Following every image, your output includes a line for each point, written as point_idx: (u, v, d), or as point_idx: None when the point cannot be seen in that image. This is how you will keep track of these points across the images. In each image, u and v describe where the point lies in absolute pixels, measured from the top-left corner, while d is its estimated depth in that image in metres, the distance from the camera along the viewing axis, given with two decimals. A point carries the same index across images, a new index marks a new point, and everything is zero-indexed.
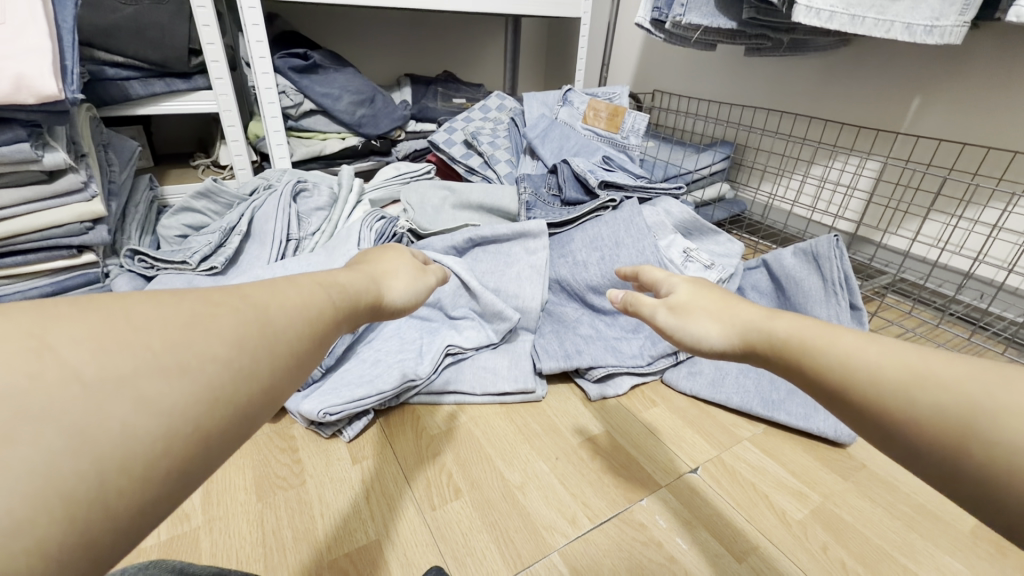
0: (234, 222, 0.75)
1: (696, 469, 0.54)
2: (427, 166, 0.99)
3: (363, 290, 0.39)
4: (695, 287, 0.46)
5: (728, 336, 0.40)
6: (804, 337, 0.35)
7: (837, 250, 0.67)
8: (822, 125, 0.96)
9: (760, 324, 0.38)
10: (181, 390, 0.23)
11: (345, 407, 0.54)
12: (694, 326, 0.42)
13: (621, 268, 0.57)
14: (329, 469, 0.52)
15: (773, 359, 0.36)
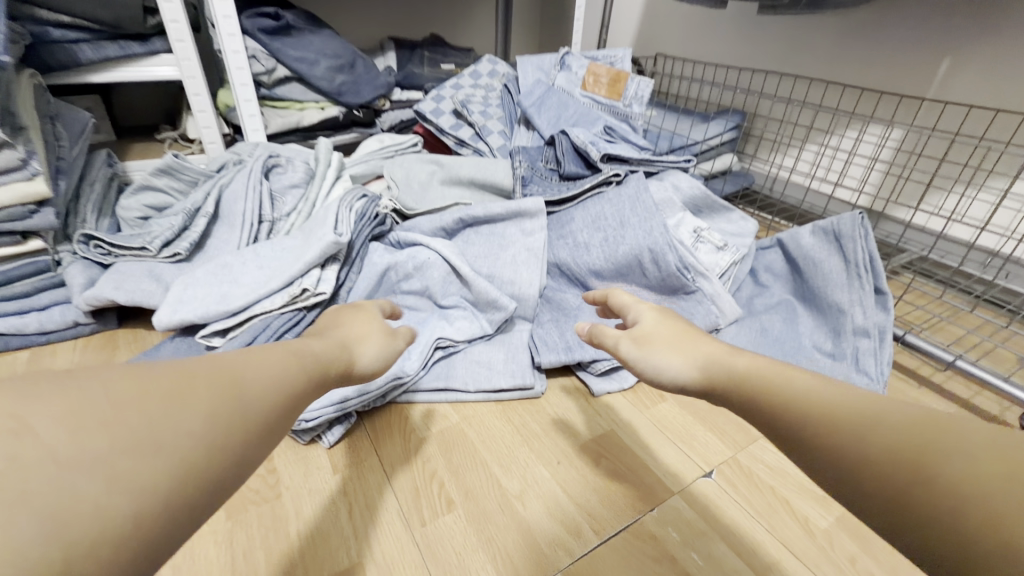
0: (199, 202, 0.68)
1: (710, 473, 0.50)
2: (413, 138, 0.91)
3: (333, 355, 0.35)
4: (660, 315, 0.43)
5: (691, 369, 0.37)
6: (764, 373, 0.33)
7: (861, 229, 0.61)
8: (839, 92, 0.89)
9: (724, 357, 0.36)
10: (156, 462, 0.21)
11: (325, 410, 0.49)
12: (656, 358, 0.39)
13: (591, 293, 0.51)
14: (307, 479, 0.47)
15: (732, 396, 0.34)
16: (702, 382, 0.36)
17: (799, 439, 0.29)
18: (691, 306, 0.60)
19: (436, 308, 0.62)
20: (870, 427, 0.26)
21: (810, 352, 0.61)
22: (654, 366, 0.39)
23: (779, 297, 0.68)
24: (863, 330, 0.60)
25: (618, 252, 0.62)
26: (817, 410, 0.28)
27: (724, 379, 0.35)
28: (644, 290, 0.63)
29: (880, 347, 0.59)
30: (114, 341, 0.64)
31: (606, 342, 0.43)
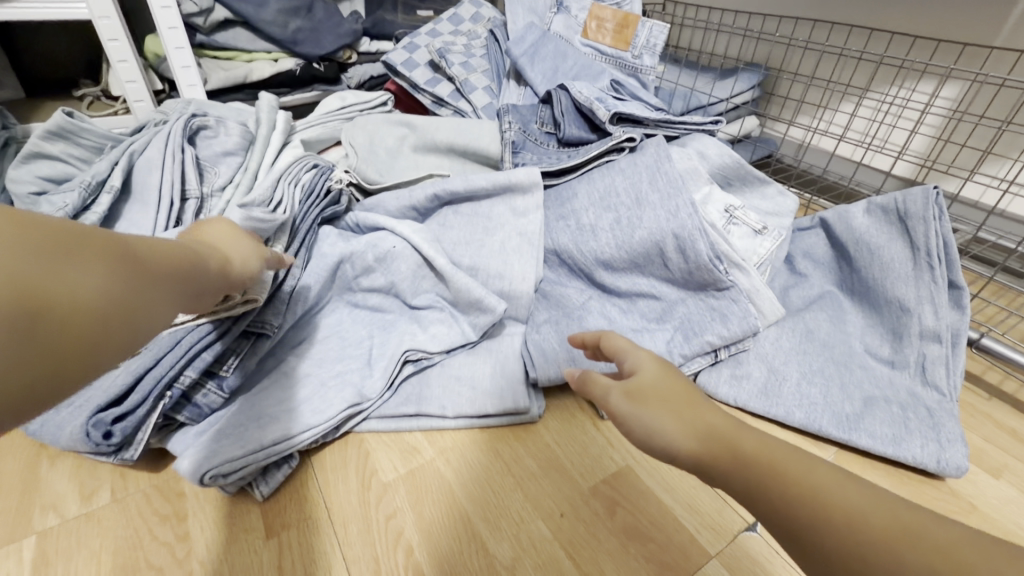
0: (104, 174, 0.53)
1: (754, 526, 0.39)
2: (382, 95, 0.76)
3: (214, 260, 0.32)
4: (662, 364, 0.31)
5: (687, 436, 0.27)
6: (776, 455, 0.25)
7: (935, 209, 0.49)
8: (884, 38, 0.73)
9: (726, 424, 0.27)
10: (50, 301, 0.20)
11: (257, 456, 0.37)
12: (650, 415, 0.28)
13: (577, 336, 0.36)
14: (231, 552, 0.36)
15: (734, 480, 0.26)
16: (697, 457, 0.27)
17: (818, 545, 0.22)
18: (724, 305, 0.49)
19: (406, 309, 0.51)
20: (919, 546, 0.20)
21: (864, 359, 0.50)
22: (645, 427, 0.29)
23: (820, 288, 0.56)
24: (934, 333, 0.48)
25: (633, 237, 0.50)
26: (849, 519, 0.22)
27: (725, 453, 0.26)
28: (664, 285, 0.51)
29: (952, 355, 0.48)
30: None
31: (597, 395, 0.31)
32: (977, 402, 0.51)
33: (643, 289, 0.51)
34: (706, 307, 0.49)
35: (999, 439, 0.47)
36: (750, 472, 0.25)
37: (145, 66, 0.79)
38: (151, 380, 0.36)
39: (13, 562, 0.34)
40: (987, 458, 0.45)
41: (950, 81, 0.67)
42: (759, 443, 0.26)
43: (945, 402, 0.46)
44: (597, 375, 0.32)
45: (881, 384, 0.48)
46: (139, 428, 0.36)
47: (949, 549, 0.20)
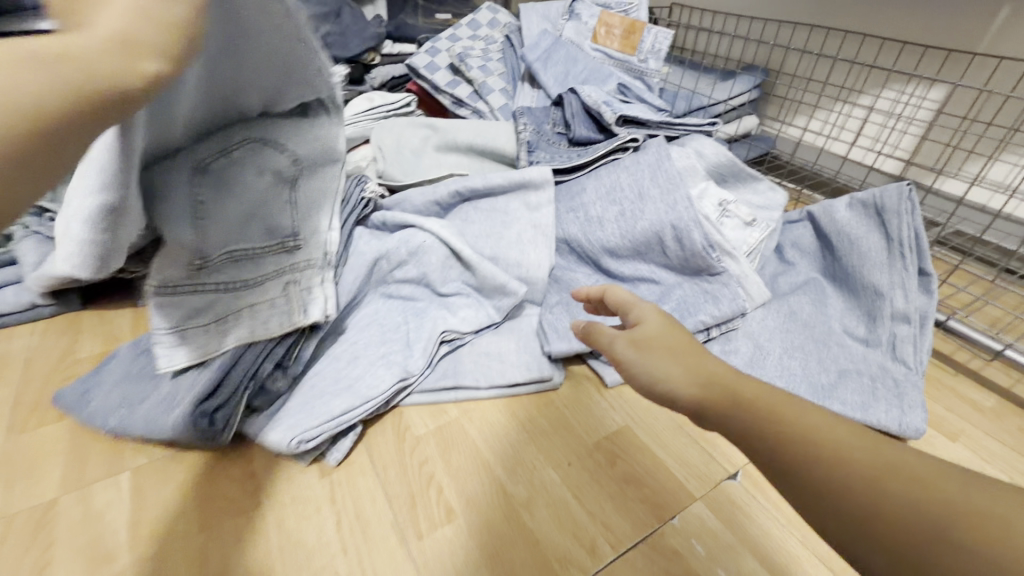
0: None
1: (736, 475, 0.45)
2: (407, 97, 0.83)
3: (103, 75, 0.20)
4: (666, 320, 0.36)
5: (691, 383, 0.31)
6: (769, 400, 0.29)
7: (907, 203, 0.55)
8: (876, 44, 0.78)
9: (724, 374, 0.31)
10: None
11: (325, 426, 0.43)
12: (655, 363, 0.33)
13: (580, 292, 0.43)
14: (293, 486, 0.43)
15: (736, 420, 0.29)
16: (698, 399, 0.31)
17: (810, 471, 0.26)
18: (716, 288, 0.55)
19: (433, 293, 0.56)
20: (901, 477, 0.24)
21: (841, 337, 0.56)
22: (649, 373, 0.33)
23: (806, 275, 0.62)
24: (903, 315, 0.54)
25: (636, 227, 0.56)
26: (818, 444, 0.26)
27: (723, 396, 0.30)
28: (663, 271, 0.57)
29: (920, 333, 0.53)
30: (77, 323, 0.58)
31: (606, 343, 0.36)
32: (943, 377, 0.57)
33: (644, 274, 0.57)
34: (700, 290, 0.55)
35: (959, 409, 0.53)
36: (749, 412, 0.29)
37: None
38: (238, 374, 0.43)
39: (114, 490, 0.41)
40: (947, 425, 0.51)
41: (936, 85, 0.72)
42: (752, 388, 0.30)
43: (911, 375, 0.52)
44: (606, 328, 0.36)
45: (855, 359, 0.54)
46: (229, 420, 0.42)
47: (929, 480, 0.24)
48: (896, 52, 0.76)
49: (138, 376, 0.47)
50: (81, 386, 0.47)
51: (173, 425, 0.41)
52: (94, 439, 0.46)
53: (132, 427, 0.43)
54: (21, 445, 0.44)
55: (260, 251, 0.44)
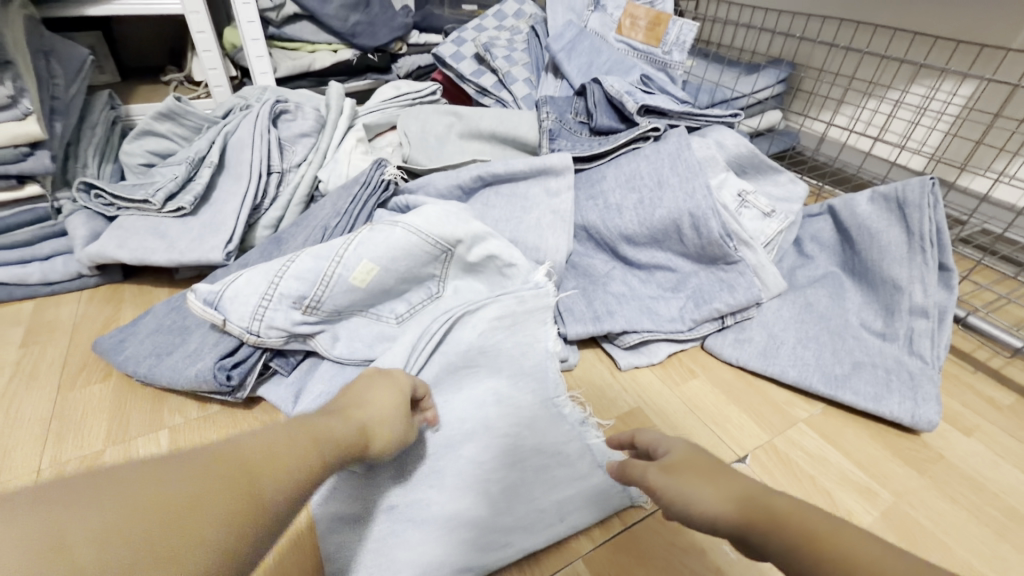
0: (204, 151, 0.65)
1: (744, 459, 0.46)
2: (432, 85, 0.84)
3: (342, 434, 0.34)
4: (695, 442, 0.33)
5: (726, 503, 0.28)
6: (805, 515, 0.25)
7: (930, 197, 0.54)
8: (906, 39, 0.77)
9: (759, 491, 0.28)
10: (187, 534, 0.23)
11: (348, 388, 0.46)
12: (686, 487, 0.29)
13: (612, 435, 0.39)
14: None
15: (776, 548, 0.25)
16: (735, 521, 0.27)
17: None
18: (732, 277, 0.56)
19: (460, 268, 0.53)
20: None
21: (858, 330, 0.56)
22: (682, 499, 0.29)
23: (824, 269, 0.62)
24: (922, 309, 0.53)
25: (654, 215, 0.57)
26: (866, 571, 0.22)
27: (761, 514, 0.26)
28: (679, 259, 0.58)
29: (938, 328, 0.53)
30: (119, 294, 0.62)
31: (636, 475, 0.33)
32: (961, 374, 0.57)
33: (660, 261, 0.58)
34: (716, 278, 0.56)
35: (976, 405, 0.53)
36: (786, 532, 0.25)
37: (223, 56, 0.90)
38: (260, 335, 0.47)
39: (154, 446, 0.45)
40: (963, 420, 0.51)
41: (966, 81, 0.71)
42: (793, 504, 0.26)
43: (927, 369, 0.51)
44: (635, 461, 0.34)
45: (870, 352, 0.53)
46: (247, 375, 0.47)
47: None
48: (927, 47, 0.74)
49: (169, 328, 0.51)
50: (124, 347, 0.50)
51: (194, 377, 0.45)
52: (137, 399, 0.49)
53: (159, 376, 0.47)
54: (71, 403, 0.48)
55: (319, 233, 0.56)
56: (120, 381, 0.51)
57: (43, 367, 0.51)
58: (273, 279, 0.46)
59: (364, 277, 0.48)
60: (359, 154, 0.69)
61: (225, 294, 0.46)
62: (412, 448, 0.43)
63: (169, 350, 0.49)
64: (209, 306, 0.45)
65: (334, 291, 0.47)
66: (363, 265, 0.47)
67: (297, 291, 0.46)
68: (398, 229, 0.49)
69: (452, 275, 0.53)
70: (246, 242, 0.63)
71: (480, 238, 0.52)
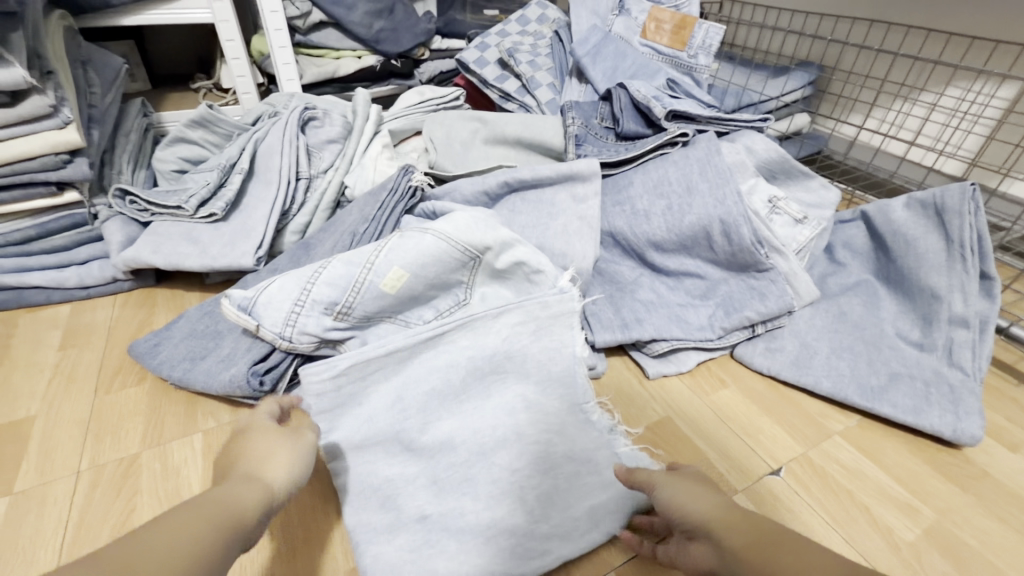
0: (234, 158, 0.66)
1: (779, 471, 0.45)
2: (457, 90, 0.85)
3: (247, 487, 0.30)
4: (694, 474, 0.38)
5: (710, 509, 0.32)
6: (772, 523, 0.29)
7: (971, 204, 0.53)
8: (941, 40, 0.75)
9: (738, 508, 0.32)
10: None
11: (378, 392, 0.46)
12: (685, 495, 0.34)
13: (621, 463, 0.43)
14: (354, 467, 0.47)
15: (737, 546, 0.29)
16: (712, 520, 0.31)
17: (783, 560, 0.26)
18: (763, 285, 0.55)
19: (488, 274, 0.53)
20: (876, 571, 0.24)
21: (894, 340, 0.54)
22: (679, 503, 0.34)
23: (857, 277, 0.60)
24: (963, 319, 0.52)
25: (683, 222, 0.56)
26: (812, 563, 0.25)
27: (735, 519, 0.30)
28: (708, 266, 0.57)
29: (979, 339, 0.51)
30: (152, 298, 0.63)
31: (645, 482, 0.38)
32: (1003, 386, 0.55)
33: (690, 269, 0.57)
34: (747, 286, 0.55)
35: (1021, 419, 0.51)
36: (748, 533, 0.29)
37: (251, 63, 0.91)
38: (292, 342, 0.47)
39: (189, 450, 0.45)
40: (1007, 435, 0.49)
41: (1006, 82, 0.69)
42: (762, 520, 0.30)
43: (969, 381, 0.49)
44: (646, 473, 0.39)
45: (908, 363, 0.52)
46: (279, 380, 0.48)
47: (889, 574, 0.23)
48: (964, 48, 0.72)
49: (203, 332, 0.52)
50: (158, 351, 0.51)
51: (228, 381, 0.46)
52: (170, 403, 0.50)
53: (193, 381, 0.48)
54: (107, 406, 0.49)
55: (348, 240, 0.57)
56: (155, 384, 0.52)
57: (81, 370, 0.53)
58: (306, 285, 0.47)
59: (394, 283, 0.48)
60: (385, 160, 0.69)
61: (260, 297, 0.47)
62: (443, 456, 0.43)
63: (203, 355, 0.50)
64: (245, 306, 0.46)
65: (365, 297, 0.47)
66: (393, 271, 0.48)
67: (328, 296, 0.47)
68: (427, 236, 0.49)
69: (479, 282, 0.53)
70: (275, 247, 0.64)
71: (507, 245, 0.52)
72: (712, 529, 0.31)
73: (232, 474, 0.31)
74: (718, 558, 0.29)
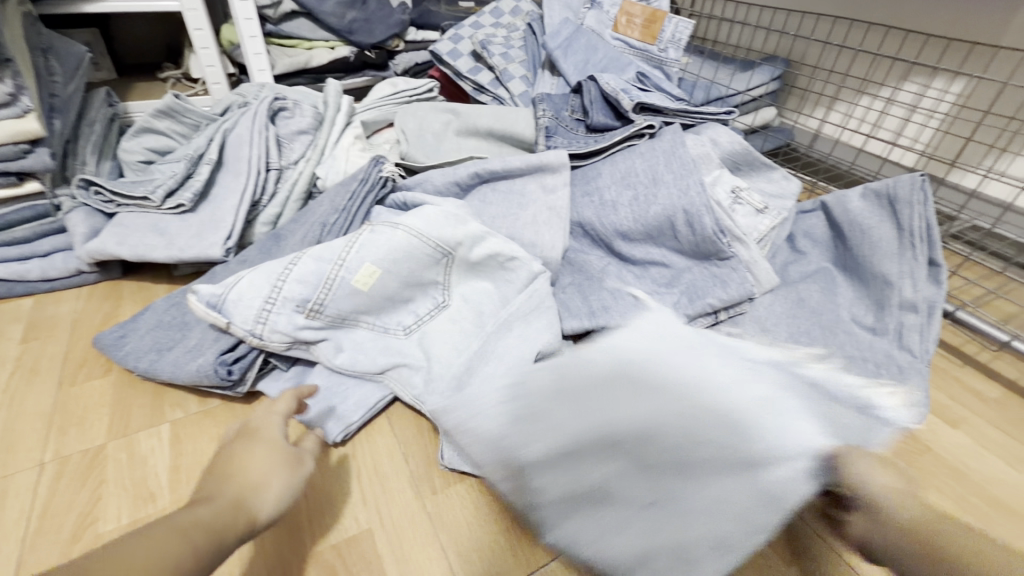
0: (203, 148, 0.65)
1: None
2: (430, 82, 0.85)
3: (228, 518, 0.29)
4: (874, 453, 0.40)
5: (906, 500, 0.35)
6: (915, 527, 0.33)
7: (920, 194, 0.56)
8: (899, 37, 0.77)
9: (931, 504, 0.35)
10: None
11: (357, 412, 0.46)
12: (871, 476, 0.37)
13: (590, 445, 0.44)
14: (375, 439, 0.47)
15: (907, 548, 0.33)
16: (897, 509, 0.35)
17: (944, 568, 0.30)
18: (725, 273, 0.56)
19: (465, 273, 0.53)
20: None
21: (849, 325, 0.56)
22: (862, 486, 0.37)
23: (817, 265, 0.62)
24: (912, 304, 0.54)
25: (649, 212, 0.58)
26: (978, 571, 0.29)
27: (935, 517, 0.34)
28: (674, 255, 0.59)
29: (928, 323, 0.54)
30: (118, 290, 0.62)
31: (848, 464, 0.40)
32: (950, 367, 0.58)
33: (656, 258, 0.59)
34: (710, 274, 0.57)
35: (963, 398, 0.54)
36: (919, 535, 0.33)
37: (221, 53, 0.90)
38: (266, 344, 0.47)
39: (157, 440, 0.45)
40: (949, 413, 0.52)
41: (957, 79, 0.71)
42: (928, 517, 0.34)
43: (917, 362, 0.52)
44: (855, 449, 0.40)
45: (861, 346, 0.54)
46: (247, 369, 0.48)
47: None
48: (919, 45, 0.75)
49: (171, 322, 0.52)
50: (124, 342, 0.51)
51: (195, 371, 0.46)
52: (137, 394, 0.50)
53: (160, 371, 0.48)
54: (73, 398, 0.49)
55: (319, 234, 0.57)
56: (121, 376, 0.51)
57: (44, 363, 0.52)
58: (277, 283, 0.48)
59: (366, 280, 0.49)
60: (356, 151, 0.69)
61: (236, 283, 0.47)
62: None
63: (169, 346, 0.50)
64: (228, 288, 0.47)
65: (336, 294, 0.48)
66: (365, 268, 0.49)
67: (300, 294, 0.47)
68: (398, 231, 0.50)
69: (456, 282, 0.53)
70: (244, 238, 0.64)
71: (478, 237, 0.52)
72: (880, 509, 0.35)
73: (221, 493, 0.30)
74: (882, 544, 0.34)
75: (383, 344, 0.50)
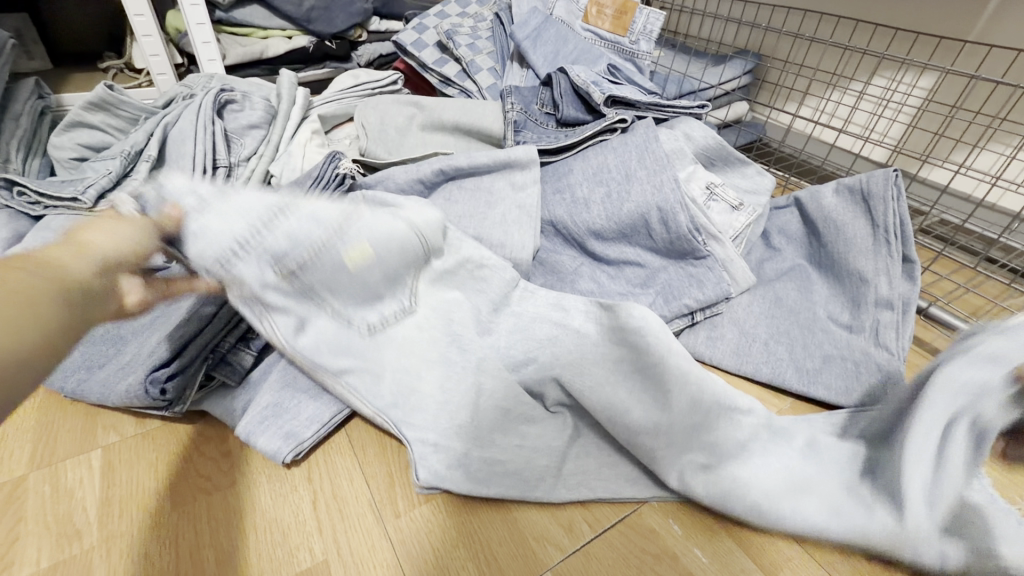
0: (141, 144, 0.60)
1: None
2: (393, 74, 0.81)
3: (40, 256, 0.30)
4: None
5: None
6: None
7: (894, 189, 0.55)
8: (868, 31, 0.77)
9: None
10: None
11: (314, 433, 0.42)
12: None
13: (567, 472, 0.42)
14: (332, 458, 0.43)
15: None
16: None
17: None
18: (701, 272, 0.54)
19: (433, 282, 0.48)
20: None
21: (826, 323, 0.55)
22: None
23: (792, 262, 0.61)
24: (887, 301, 0.53)
25: (622, 209, 0.55)
26: None
27: None
28: (648, 254, 0.56)
29: (903, 320, 0.53)
30: None
31: None
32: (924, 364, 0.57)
33: (629, 257, 0.56)
34: (685, 273, 0.55)
35: None
36: None
37: (167, 42, 0.84)
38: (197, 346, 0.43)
39: (86, 469, 0.41)
40: None
41: (925, 73, 0.72)
42: None
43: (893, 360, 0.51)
44: None
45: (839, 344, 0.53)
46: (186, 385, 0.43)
47: None
48: (887, 39, 0.75)
49: (102, 335, 0.47)
50: None
51: (124, 393, 0.41)
52: (65, 418, 0.45)
53: (88, 392, 0.43)
54: None
55: None
56: (48, 397, 0.46)
57: None
58: (261, 222, 0.40)
59: (357, 258, 0.42)
60: (314, 146, 0.65)
61: (202, 213, 0.38)
62: None
63: (101, 363, 0.45)
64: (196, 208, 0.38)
65: (320, 262, 0.41)
66: (360, 245, 0.43)
67: (280, 248, 0.40)
68: (398, 221, 0.45)
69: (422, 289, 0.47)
70: None
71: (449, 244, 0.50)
72: None
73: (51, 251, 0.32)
74: None
75: (341, 340, 0.44)
